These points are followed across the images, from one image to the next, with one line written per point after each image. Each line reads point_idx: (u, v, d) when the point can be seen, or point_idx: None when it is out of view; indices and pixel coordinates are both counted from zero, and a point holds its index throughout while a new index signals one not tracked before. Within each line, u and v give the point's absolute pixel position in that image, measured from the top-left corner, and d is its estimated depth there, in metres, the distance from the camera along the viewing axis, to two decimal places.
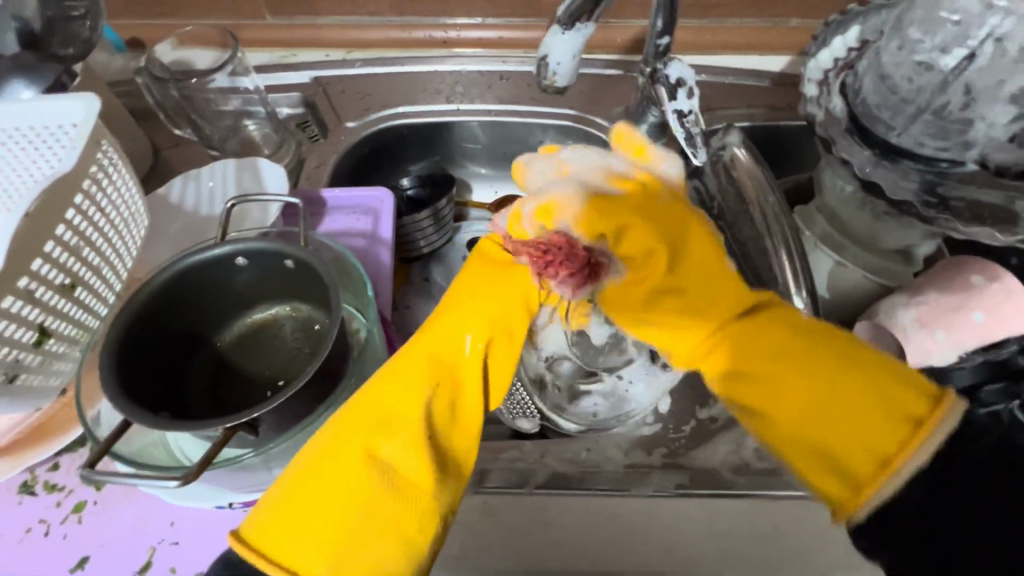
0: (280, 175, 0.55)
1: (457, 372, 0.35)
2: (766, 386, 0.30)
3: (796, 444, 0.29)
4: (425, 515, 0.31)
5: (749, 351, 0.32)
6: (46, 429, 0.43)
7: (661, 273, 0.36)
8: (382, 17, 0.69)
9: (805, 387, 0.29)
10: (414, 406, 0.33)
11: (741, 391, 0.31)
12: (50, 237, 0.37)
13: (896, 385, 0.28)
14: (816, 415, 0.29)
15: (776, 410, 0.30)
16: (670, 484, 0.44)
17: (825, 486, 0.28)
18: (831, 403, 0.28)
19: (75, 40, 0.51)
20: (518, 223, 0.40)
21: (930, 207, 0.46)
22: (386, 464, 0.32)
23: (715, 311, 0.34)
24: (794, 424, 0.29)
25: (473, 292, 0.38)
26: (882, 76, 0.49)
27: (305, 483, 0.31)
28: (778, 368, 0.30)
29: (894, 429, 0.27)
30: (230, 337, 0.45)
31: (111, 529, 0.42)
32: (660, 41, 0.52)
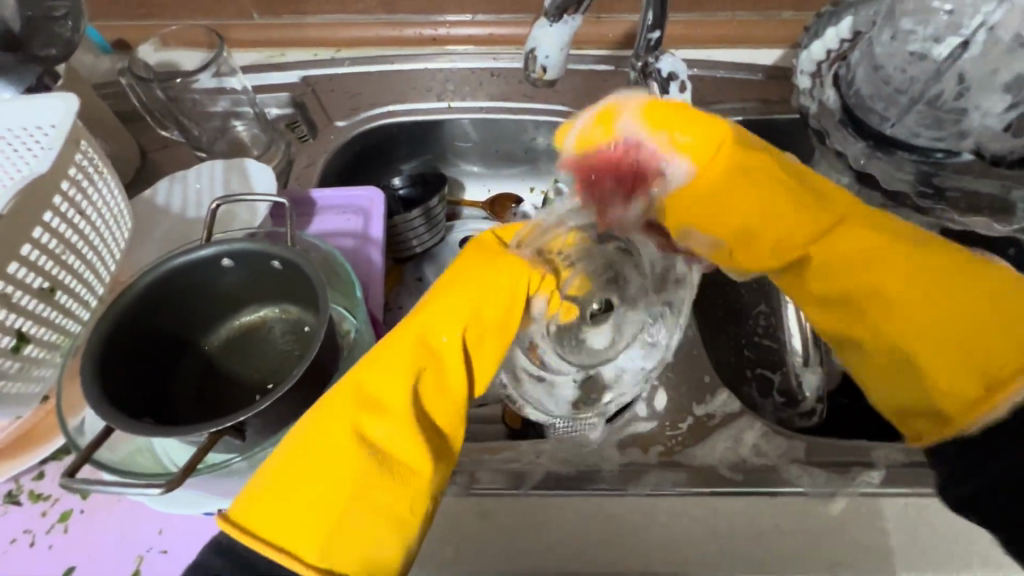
0: (268, 176, 0.54)
1: (441, 361, 0.36)
2: (889, 284, 0.32)
3: (920, 346, 0.31)
4: (415, 493, 0.32)
5: (838, 264, 0.34)
6: (30, 438, 0.42)
7: (734, 189, 0.37)
8: (371, 15, 0.68)
9: (913, 293, 0.32)
10: (400, 388, 0.34)
11: (854, 285, 0.34)
12: (27, 239, 0.36)
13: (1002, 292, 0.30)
14: (928, 324, 0.31)
15: (885, 321, 0.33)
16: (667, 482, 0.43)
17: (954, 391, 0.30)
18: (946, 299, 0.31)
19: (57, 41, 0.50)
20: (518, 228, 0.43)
21: (925, 198, 0.48)
22: (374, 444, 0.32)
23: (795, 225, 0.36)
24: (916, 325, 0.31)
25: (457, 279, 0.39)
26: (876, 66, 0.48)
27: (294, 458, 0.31)
28: (887, 267, 0.33)
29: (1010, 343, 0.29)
30: (217, 341, 0.44)
31: (98, 538, 0.41)
32: (651, 36, 0.51)
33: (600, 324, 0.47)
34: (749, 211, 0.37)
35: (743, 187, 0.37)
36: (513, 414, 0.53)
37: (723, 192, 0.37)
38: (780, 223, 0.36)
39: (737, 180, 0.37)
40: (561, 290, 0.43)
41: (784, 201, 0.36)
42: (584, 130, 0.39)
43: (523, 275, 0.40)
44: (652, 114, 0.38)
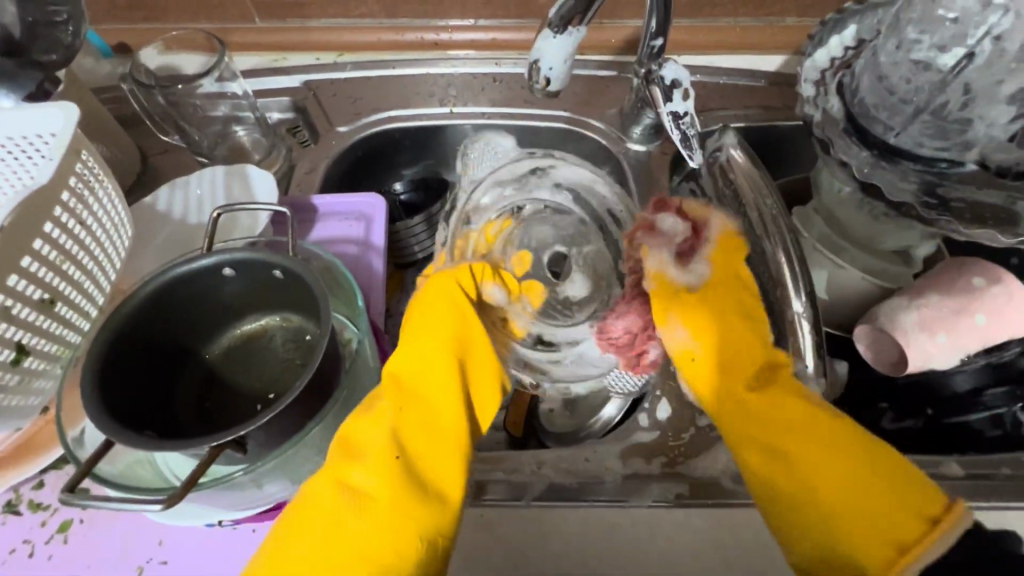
0: (269, 183, 0.54)
1: (423, 403, 0.39)
2: (814, 444, 0.36)
3: (838, 509, 0.34)
4: (398, 532, 0.34)
5: (770, 413, 0.38)
6: (30, 447, 0.42)
7: (709, 319, 0.43)
8: (373, 19, 0.67)
9: (830, 452, 0.35)
10: (380, 441, 0.37)
11: (782, 437, 0.37)
12: (27, 251, 0.36)
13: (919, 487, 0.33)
14: (844, 488, 0.34)
15: (803, 472, 0.36)
16: (670, 493, 0.43)
17: (867, 552, 0.33)
18: (866, 474, 0.34)
19: (58, 46, 0.50)
20: (435, 263, 0.50)
21: (930, 208, 0.45)
22: (356, 488, 0.35)
23: (748, 368, 0.41)
24: (835, 485, 0.34)
25: (417, 314, 0.43)
26: (880, 76, 0.48)
27: (300, 513, 0.35)
28: (808, 425, 0.37)
29: (909, 517, 0.32)
30: (218, 350, 0.44)
31: (98, 549, 0.41)
32: (654, 43, 0.51)
33: (571, 277, 0.50)
34: (730, 352, 0.42)
35: (727, 322, 0.43)
36: (514, 422, 0.54)
37: (717, 334, 0.43)
38: (736, 363, 0.42)
39: (712, 313, 0.43)
40: (508, 271, 0.49)
41: (739, 346, 0.42)
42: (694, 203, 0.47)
43: (458, 283, 0.44)
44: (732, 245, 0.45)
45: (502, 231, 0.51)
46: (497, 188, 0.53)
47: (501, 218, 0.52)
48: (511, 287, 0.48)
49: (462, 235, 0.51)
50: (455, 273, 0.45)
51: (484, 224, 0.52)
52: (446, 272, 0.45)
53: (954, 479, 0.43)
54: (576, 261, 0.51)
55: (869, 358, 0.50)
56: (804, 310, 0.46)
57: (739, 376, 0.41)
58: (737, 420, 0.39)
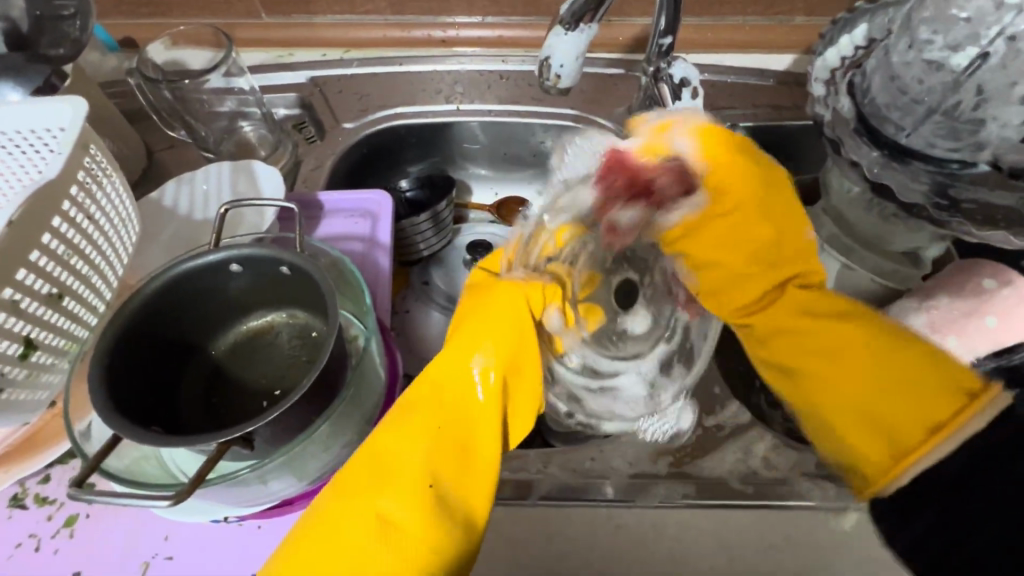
0: (277, 179, 0.54)
1: (464, 420, 0.36)
2: (823, 356, 0.36)
3: (843, 415, 0.34)
4: (421, 563, 0.31)
5: (781, 329, 0.38)
6: (36, 441, 0.42)
7: (718, 237, 0.41)
8: (380, 15, 0.67)
9: (835, 364, 0.35)
10: (416, 465, 0.33)
11: (790, 352, 0.38)
12: (36, 245, 0.35)
13: (934, 390, 0.31)
14: (852, 398, 0.34)
15: (812, 384, 0.36)
16: (677, 493, 0.43)
17: (868, 455, 0.33)
18: (876, 378, 0.33)
19: (65, 40, 0.49)
20: (501, 254, 0.43)
21: (941, 209, 0.45)
22: (383, 512, 0.32)
23: (754, 285, 0.40)
24: (840, 392, 0.35)
25: (470, 316, 0.38)
26: (892, 76, 0.48)
27: (315, 534, 0.32)
28: (813, 339, 0.36)
29: (919, 420, 0.31)
30: (224, 345, 0.44)
31: (103, 544, 0.40)
32: (663, 41, 0.51)
33: (634, 309, 0.44)
34: (732, 274, 0.41)
35: (731, 241, 0.40)
36: None
37: (723, 257, 0.41)
38: (749, 282, 0.40)
39: (722, 231, 0.40)
40: (573, 292, 0.41)
41: (754, 260, 0.40)
42: (648, 136, 0.40)
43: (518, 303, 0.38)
44: (707, 138, 0.40)
45: (576, 238, 0.41)
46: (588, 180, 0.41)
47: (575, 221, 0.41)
48: (570, 315, 0.41)
49: (531, 231, 0.41)
50: (524, 289, 0.38)
51: (562, 221, 0.41)
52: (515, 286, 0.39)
53: None
54: (644, 291, 0.45)
55: None
56: None
57: (742, 293, 0.41)
58: (753, 338, 0.41)
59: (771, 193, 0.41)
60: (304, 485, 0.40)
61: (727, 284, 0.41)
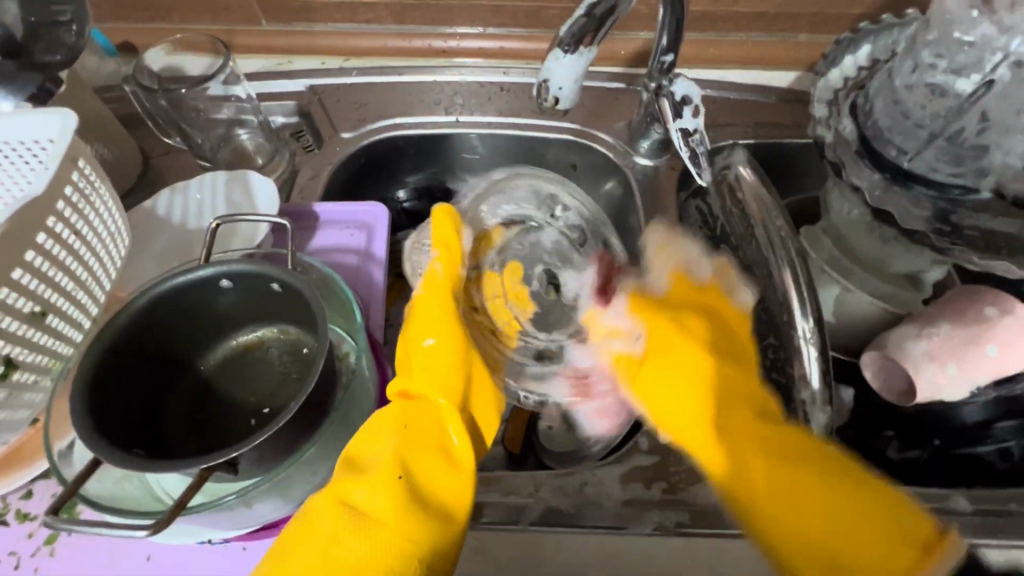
0: (271, 190, 0.53)
1: (432, 424, 0.39)
2: (783, 498, 0.34)
3: (803, 550, 0.32)
4: (396, 550, 0.33)
5: (742, 451, 0.37)
6: (17, 457, 0.41)
7: (654, 382, 0.43)
8: (381, 24, 0.66)
9: (791, 491, 0.34)
10: (387, 458, 0.36)
11: (752, 478, 0.36)
12: (19, 263, 0.35)
13: (892, 519, 0.31)
14: (812, 526, 0.32)
15: (772, 517, 0.34)
16: (669, 522, 0.42)
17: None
18: (838, 509, 0.32)
19: (61, 47, 0.49)
20: (453, 232, 0.46)
21: (943, 236, 0.44)
22: (358, 505, 0.35)
23: (703, 414, 0.40)
24: (802, 529, 0.33)
25: (415, 347, 0.42)
26: (896, 100, 0.47)
27: (299, 532, 0.34)
28: (773, 465, 0.35)
29: (897, 553, 0.30)
30: (213, 361, 0.43)
31: (84, 563, 0.40)
32: (665, 57, 0.50)
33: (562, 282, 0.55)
34: (676, 399, 0.42)
35: (667, 369, 0.43)
36: (513, 442, 0.53)
37: (666, 381, 0.43)
38: (692, 408, 0.41)
39: (659, 375, 0.43)
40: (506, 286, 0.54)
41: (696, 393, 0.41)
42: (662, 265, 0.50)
43: (447, 287, 0.44)
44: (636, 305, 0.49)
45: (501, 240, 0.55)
46: (505, 202, 0.56)
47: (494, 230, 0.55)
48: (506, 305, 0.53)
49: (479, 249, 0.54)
50: (444, 274, 0.45)
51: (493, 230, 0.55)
52: (435, 274, 0.45)
53: (960, 514, 0.42)
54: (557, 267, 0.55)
55: (876, 386, 0.49)
56: (811, 336, 0.45)
57: (693, 421, 0.40)
58: (712, 456, 0.38)
59: (716, 321, 0.46)
60: (290, 507, 0.39)
61: (675, 416, 0.42)
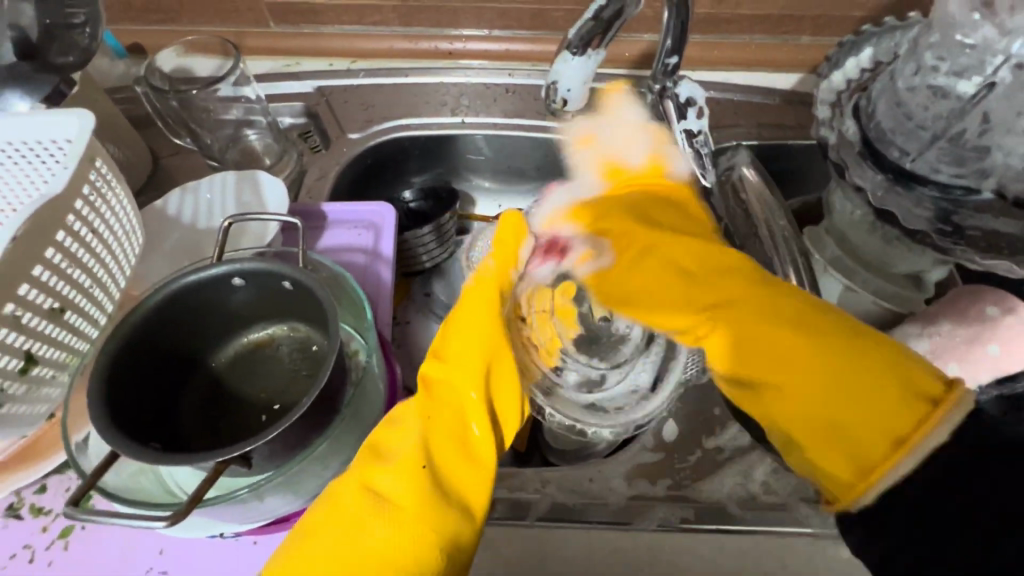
0: (280, 190, 0.53)
1: (458, 415, 0.39)
2: (785, 372, 0.36)
3: (809, 419, 0.34)
4: (416, 540, 0.33)
5: (734, 327, 0.39)
6: (33, 451, 0.42)
7: (632, 287, 0.46)
8: (387, 26, 0.67)
9: (792, 366, 0.35)
10: (411, 447, 0.36)
11: (750, 358, 0.38)
12: (38, 260, 0.36)
13: (905, 378, 0.32)
14: (815, 397, 0.34)
15: (778, 397, 0.36)
16: (674, 518, 0.43)
17: (830, 468, 0.33)
18: (840, 374, 0.33)
19: (74, 48, 0.50)
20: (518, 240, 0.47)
21: (945, 236, 0.45)
22: (381, 491, 0.35)
23: (689, 303, 0.42)
24: (803, 399, 0.35)
25: (454, 338, 0.42)
26: (898, 102, 0.48)
27: (324, 516, 0.34)
28: (769, 337, 0.37)
29: (906, 411, 0.30)
30: (225, 358, 0.44)
31: (98, 556, 0.40)
32: (669, 60, 0.49)
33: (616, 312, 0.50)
34: (651, 294, 0.45)
35: (646, 267, 0.45)
36: (519, 440, 0.53)
37: (636, 282, 0.46)
38: (678, 300, 0.43)
39: (633, 281, 0.46)
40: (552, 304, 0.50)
41: (689, 288, 0.43)
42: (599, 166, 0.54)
43: (493, 283, 0.44)
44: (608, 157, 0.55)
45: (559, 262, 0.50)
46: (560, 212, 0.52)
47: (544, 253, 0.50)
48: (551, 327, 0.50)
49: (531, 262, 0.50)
50: (494, 272, 0.45)
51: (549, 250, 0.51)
52: (486, 270, 0.45)
53: None
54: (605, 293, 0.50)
55: None
56: None
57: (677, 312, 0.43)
58: (708, 342, 0.41)
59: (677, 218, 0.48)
60: (301, 502, 0.40)
61: (655, 308, 0.44)
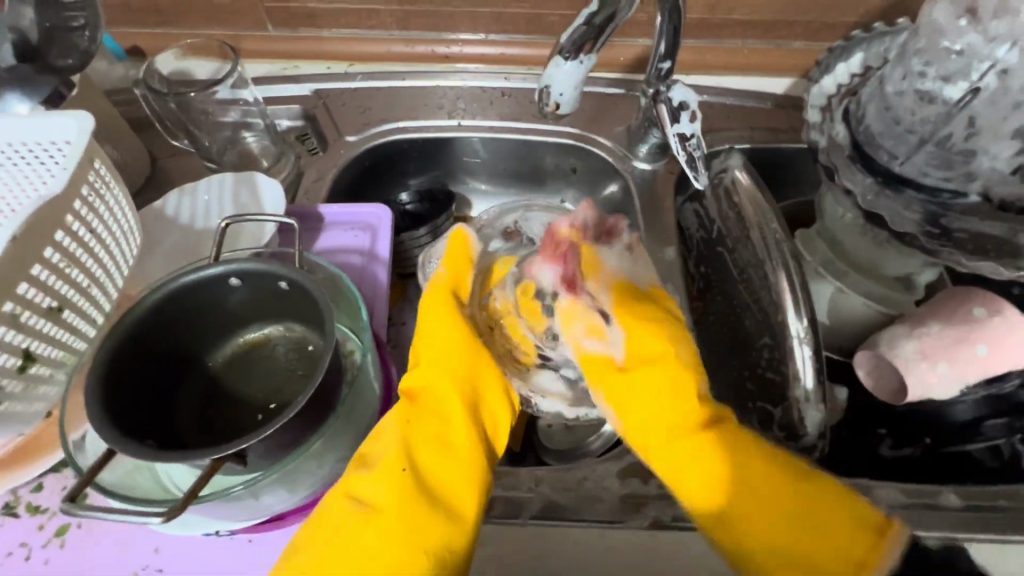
0: (278, 192, 0.54)
1: (439, 420, 0.39)
2: (758, 510, 0.35)
3: (768, 550, 0.34)
4: (401, 545, 0.34)
5: (724, 466, 0.37)
6: (31, 449, 0.42)
7: (639, 397, 0.41)
8: (385, 30, 0.68)
9: (764, 506, 0.35)
10: (391, 452, 0.37)
11: (733, 496, 0.36)
12: (38, 259, 0.36)
13: (854, 513, 0.34)
14: (775, 525, 0.35)
15: (745, 533, 0.35)
16: (667, 516, 0.43)
17: None
18: (800, 507, 0.35)
19: (75, 50, 0.50)
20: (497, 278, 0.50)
21: (933, 237, 0.45)
22: (364, 499, 0.36)
23: (675, 420, 0.40)
24: (774, 538, 0.34)
25: (425, 347, 0.43)
26: (886, 106, 0.48)
27: (313, 527, 0.36)
28: (749, 478, 0.36)
29: (857, 538, 0.33)
30: (222, 358, 0.44)
31: (93, 554, 0.41)
32: (662, 65, 0.52)
33: None
34: (645, 416, 0.41)
35: (629, 388, 0.42)
36: (513, 439, 0.53)
37: (639, 403, 0.41)
38: (652, 418, 0.41)
39: (641, 413, 0.41)
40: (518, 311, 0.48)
41: (670, 418, 0.40)
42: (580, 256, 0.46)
43: (442, 288, 0.46)
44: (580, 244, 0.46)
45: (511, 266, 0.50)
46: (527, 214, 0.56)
47: (508, 256, 0.51)
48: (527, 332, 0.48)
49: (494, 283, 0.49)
50: (446, 279, 0.46)
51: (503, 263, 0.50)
52: (438, 279, 0.47)
53: (950, 510, 0.43)
54: None
55: (870, 385, 0.50)
56: (805, 336, 0.47)
57: (667, 438, 0.40)
58: (691, 478, 0.38)
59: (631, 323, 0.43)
60: (297, 499, 0.40)
61: (649, 434, 0.40)
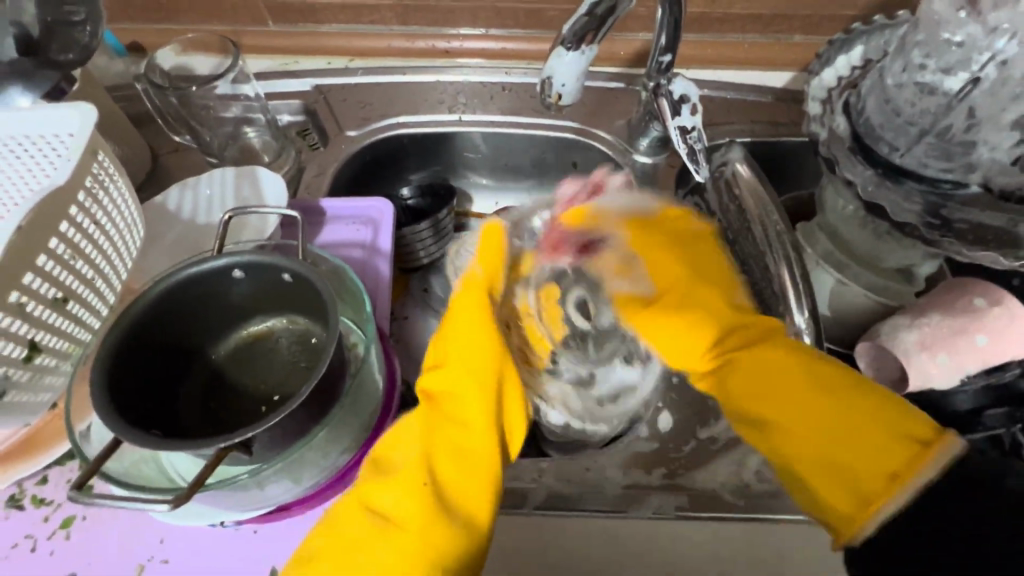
0: (280, 186, 0.54)
1: (460, 427, 0.39)
2: (794, 408, 0.34)
3: (806, 453, 0.33)
4: (417, 559, 0.34)
5: (761, 366, 0.37)
6: (36, 442, 0.42)
7: (666, 324, 0.44)
8: (385, 25, 0.68)
9: (808, 413, 0.34)
10: (410, 462, 0.37)
11: (767, 401, 0.36)
12: (42, 250, 0.36)
13: (903, 416, 0.32)
14: (817, 433, 0.33)
15: (784, 440, 0.34)
16: (669, 505, 0.44)
17: (832, 503, 0.32)
18: (842, 409, 0.33)
19: (75, 45, 0.50)
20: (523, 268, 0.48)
21: (934, 229, 0.45)
22: (382, 510, 0.36)
23: (706, 332, 0.42)
24: (814, 447, 0.33)
25: (450, 347, 0.42)
26: (887, 98, 0.49)
27: (329, 534, 0.35)
28: (791, 377, 0.36)
29: (900, 449, 0.30)
30: (225, 350, 0.44)
31: (99, 545, 0.41)
32: (663, 58, 0.51)
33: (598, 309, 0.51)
34: (669, 334, 0.43)
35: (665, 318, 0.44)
36: None
37: (669, 327, 0.43)
38: (688, 338, 0.42)
39: (665, 331, 0.44)
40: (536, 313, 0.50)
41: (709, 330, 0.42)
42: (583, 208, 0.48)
43: (476, 284, 0.43)
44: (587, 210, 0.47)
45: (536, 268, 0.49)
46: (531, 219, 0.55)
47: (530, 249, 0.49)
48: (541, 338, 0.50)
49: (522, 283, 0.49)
50: (483, 276, 0.44)
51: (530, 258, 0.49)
52: (474, 276, 0.44)
53: None
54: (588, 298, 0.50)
55: (870, 375, 0.50)
56: (806, 326, 0.47)
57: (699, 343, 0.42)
58: (732, 380, 0.38)
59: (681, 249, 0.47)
60: (301, 490, 0.40)
61: (681, 345, 0.43)
